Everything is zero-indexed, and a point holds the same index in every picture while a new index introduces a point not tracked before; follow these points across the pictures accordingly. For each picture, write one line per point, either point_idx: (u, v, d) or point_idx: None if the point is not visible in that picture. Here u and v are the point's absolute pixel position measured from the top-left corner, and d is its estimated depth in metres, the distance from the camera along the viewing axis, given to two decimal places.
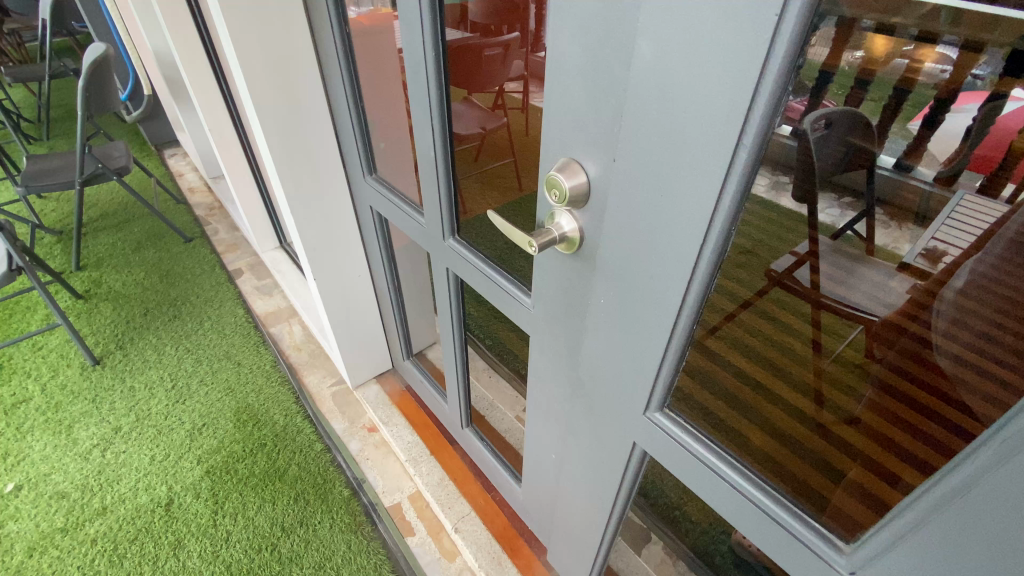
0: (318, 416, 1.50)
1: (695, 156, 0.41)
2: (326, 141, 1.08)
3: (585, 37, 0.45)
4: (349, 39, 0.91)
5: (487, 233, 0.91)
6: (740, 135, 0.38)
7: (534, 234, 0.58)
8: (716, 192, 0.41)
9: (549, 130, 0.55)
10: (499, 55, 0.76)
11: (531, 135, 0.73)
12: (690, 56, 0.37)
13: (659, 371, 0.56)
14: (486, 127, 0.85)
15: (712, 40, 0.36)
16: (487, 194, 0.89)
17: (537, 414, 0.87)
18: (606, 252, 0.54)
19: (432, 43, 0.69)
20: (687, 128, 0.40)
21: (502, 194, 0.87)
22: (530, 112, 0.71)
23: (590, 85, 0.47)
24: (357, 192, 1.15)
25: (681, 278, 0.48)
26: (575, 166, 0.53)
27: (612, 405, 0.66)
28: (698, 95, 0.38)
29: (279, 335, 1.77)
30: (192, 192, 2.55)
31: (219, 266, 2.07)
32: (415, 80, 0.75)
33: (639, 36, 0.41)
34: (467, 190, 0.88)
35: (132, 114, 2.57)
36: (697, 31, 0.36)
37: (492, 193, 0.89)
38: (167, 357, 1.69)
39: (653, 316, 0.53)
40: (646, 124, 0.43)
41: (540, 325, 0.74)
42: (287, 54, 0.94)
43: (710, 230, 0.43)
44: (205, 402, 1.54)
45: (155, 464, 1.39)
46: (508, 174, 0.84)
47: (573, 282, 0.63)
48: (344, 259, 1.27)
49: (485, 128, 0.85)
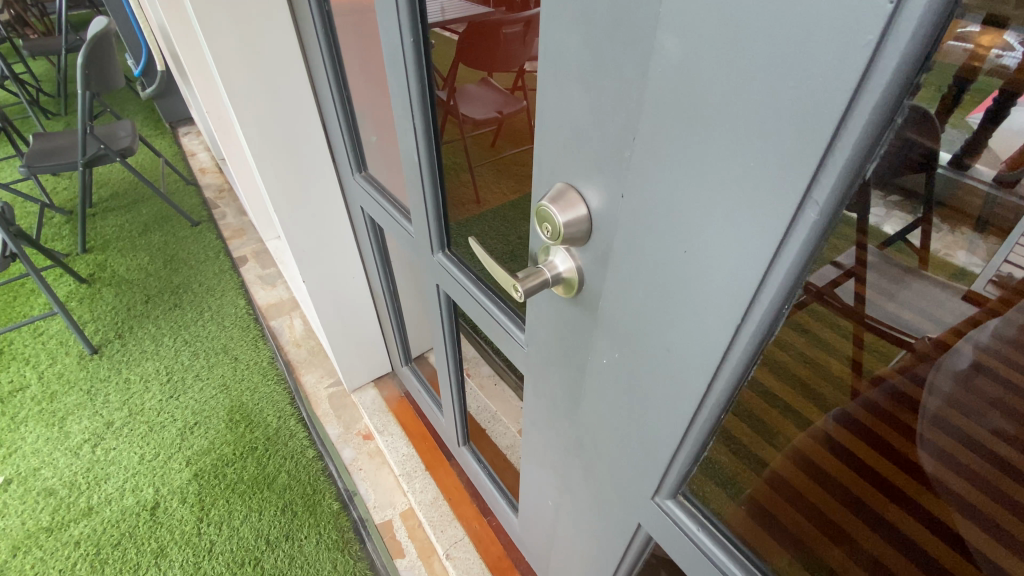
0: (312, 418, 1.42)
1: (733, 209, 0.28)
2: (313, 132, 0.98)
3: (587, 25, 0.33)
4: (330, 18, 0.80)
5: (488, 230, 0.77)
6: (809, 188, 0.25)
7: (522, 274, 0.46)
8: (765, 262, 0.29)
9: (542, 147, 0.43)
10: (518, 32, 0.59)
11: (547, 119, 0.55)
12: (734, 67, 0.25)
13: (674, 456, 0.45)
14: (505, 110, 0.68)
15: (772, 40, 0.23)
16: (502, 182, 0.70)
17: (530, 454, 0.76)
18: (610, 307, 0.42)
19: (410, 27, 0.57)
20: (726, 170, 0.28)
21: (517, 183, 0.68)
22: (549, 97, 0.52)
23: (594, 93, 0.35)
24: (348, 190, 1.05)
25: (709, 361, 0.36)
26: (572, 195, 0.41)
27: (614, 475, 0.55)
28: (745, 124, 0.26)
29: (279, 329, 1.69)
30: (202, 172, 2.50)
31: (224, 253, 2.01)
32: (396, 71, 0.63)
33: (660, 32, 0.28)
34: (480, 177, 0.74)
35: (145, 90, 2.51)
36: (750, 31, 0.23)
37: (507, 181, 0.70)
38: (165, 348, 1.64)
39: (669, 395, 0.41)
40: (666, 159, 0.31)
41: (534, 367, 0.62)
42: (261, 36, 0.84)
43: (752, 309, 0.31)
44: (200, 398, 1.48)
45: (144, 464, 1.34)
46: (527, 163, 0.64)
47: (571, 329, 0.51)
48: (338, 259, 1.17)
49: (503, 113, 0.68)
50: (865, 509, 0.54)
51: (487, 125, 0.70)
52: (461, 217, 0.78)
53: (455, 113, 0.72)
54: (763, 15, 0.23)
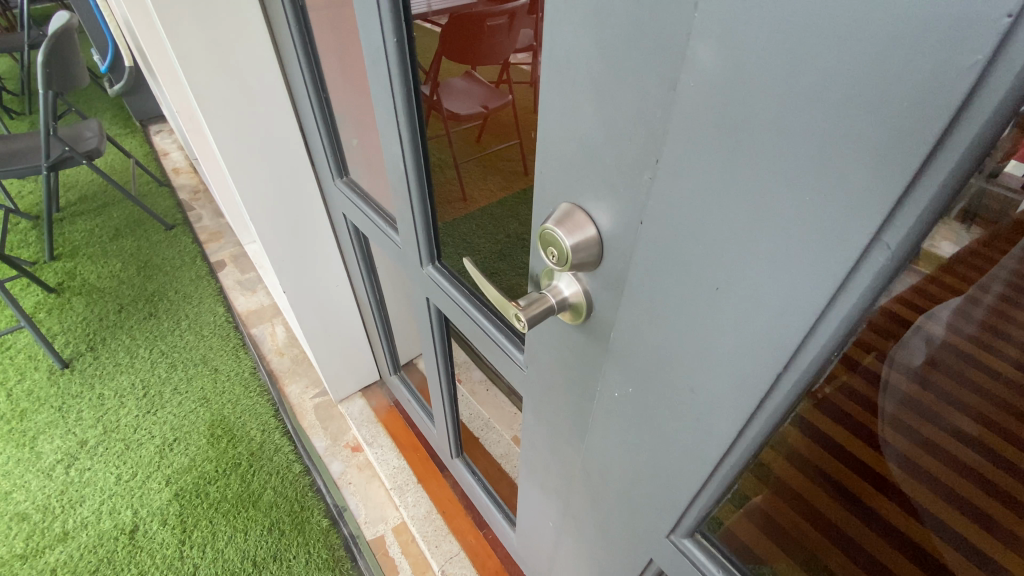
0: (298, 431, 1.37)
1: (781, 244, 0.25)
2: (289, 135, 0.92)
3: (601, 30, 0.28)
4: (303, 14, 0.75)
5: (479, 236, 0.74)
6: (881, 229, 0.21)
7: (523, 300, 0.42)
8: (819, 307, 0.25)
9: (544, 164, 0.38)
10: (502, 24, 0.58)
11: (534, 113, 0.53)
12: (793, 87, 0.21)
13: (697, 496, 0.41)
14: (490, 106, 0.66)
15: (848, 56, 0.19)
16: (489, 178, 0.68)
17: (529, 476, 0.72)
18: (626, 340, 0.39)
19: (392, 26, 0.52)
20: (775, 202, 0.24)
21: (505, 180, 0.66)
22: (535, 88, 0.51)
23: (608, 107, 0.30)
24: (329, 196, 1.00)
25: (742, 405, 0.32)
26: (579, 215, 0.37)
27: (625, 509, 0.51)
28: (803, 150, 0.22)
29: (260, 337, 1.63)
30: (176, 173, 2.40)
31: (200, 258, 1.93)
32: (376, 73, 0.58)
33: (693, 39, 0.24)
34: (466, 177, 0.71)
35: (112, 87, 2.40)
36: (817, 42, 0.20)
37: (495, 177, 0.68)
38: (141, 360, 1.56)
39: (692, 435, 0.38)
40: (699, 186, 0.27)
41: (535, 391, 0.58)
42: (229, 34, 0.78)
43: (799, 354, 0.28)
44: (178, 413, 1.42)
45: (121, 485, 1.28)
46: (514, 159, 0.63)
47: (577, 356, 0.47)
48: (321, 267, 1.12)
49: (487, 108, 0.66)
50: (853, 501, 0.46)
51: (472, 121, 0.68)
52: (450, 218, 0.74)
53: (438, 108, 0.66)
54: (832, 25, 0.19)
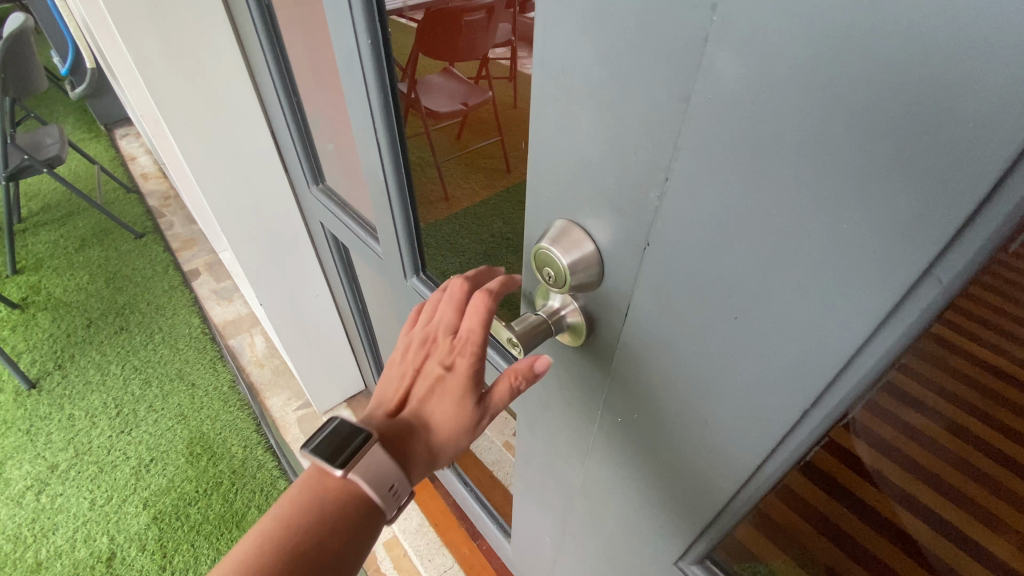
0: (282, 446, 1.33)
1: (813, 274, 0.23)
2: (260, 141, 0.87)
3: (601, 35, 0.25)
4: (270, 12, 0.70)
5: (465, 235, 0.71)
6: (934, 261, 0.19)
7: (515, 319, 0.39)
8: (856, 343, 0.23)
9: (537, 179, 0.35)
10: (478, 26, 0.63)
11: (520, 108, 0.55)
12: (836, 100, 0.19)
13: (710, 525, 0.39)
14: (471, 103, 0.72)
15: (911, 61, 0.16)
16: (471, 176, 0.71)
17: (526, 495, 0.69)
18: (633, 365, 0.36)
19: (366, 28, 0.48)
20: (806, 227, 0.22)
21: (487, 179, 0.69)
22: (518, 81, 0.53)
23: (609, 120, 0.27)
24: (305, 203, 0.95)
25: (764, 439, 0.30)
26: (576, 232, 0.34)
27: (631, 533, 0.49)
28: (842, 171, 0.20)
29: (238, 348, 1.57)
30: (144, 178, 2.31)
31: (172, 267, 1.85)
32: (349, 77, 0.55)
33: (711, 46, 0.21)
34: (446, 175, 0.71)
35: (74, 90, 2.29)
36: (863, 50, 0.17)
37: (477, 176, 0.70)
38: (112, 377, 1.50)
39: (707, 465, 0.35)
40: (720, 209, 0.25)
41: (530, 409, 0.56)
42: (189, 36, 0.73)
43: (829, 391, 0.25)
44: (154, 432, 1.36)
45: (95, 510, 1.22)
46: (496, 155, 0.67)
47: (576, 378, 0.44)
48: (299, 277, 1.08)
49: (468, 106, 0.72)
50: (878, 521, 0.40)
51: (453, 117, 0.73)
52: (437, 219, 0.70)
53: (417, 106, 0.64)
54: (881, 33, 0.17)
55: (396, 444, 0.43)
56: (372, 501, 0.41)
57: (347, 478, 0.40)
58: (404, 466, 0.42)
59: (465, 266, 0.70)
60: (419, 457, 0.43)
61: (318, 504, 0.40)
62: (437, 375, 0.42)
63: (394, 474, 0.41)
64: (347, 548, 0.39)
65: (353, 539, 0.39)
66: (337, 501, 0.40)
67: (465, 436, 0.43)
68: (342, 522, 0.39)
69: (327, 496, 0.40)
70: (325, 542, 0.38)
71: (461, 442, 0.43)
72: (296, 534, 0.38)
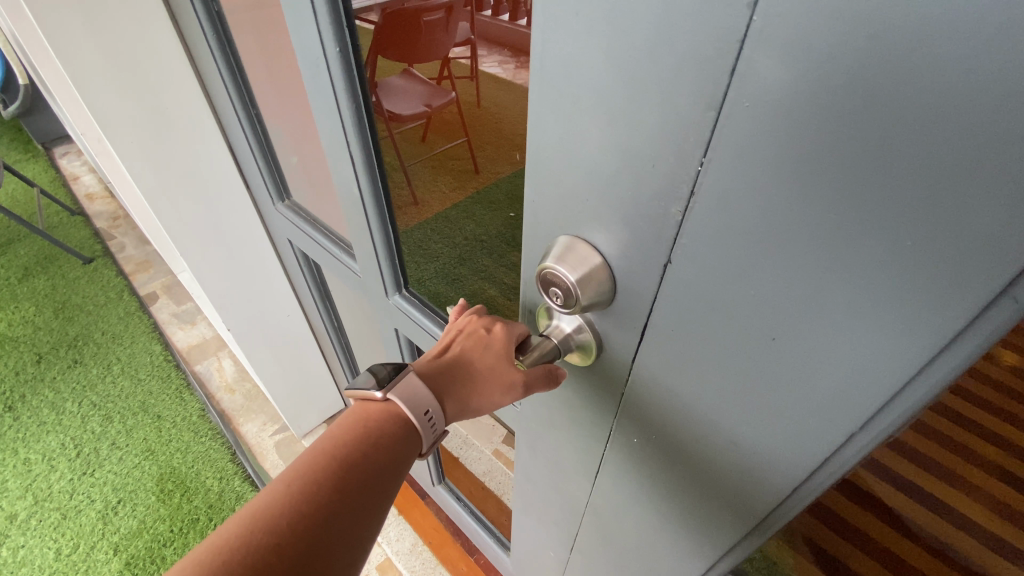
0: (261, 474, 1.27)
1: (866, 292, 0.21)
2: (218, 157, 0.82)
3: (614, 42, 0.23)
4: (222, 21, 0.66)
5: (446, 234, 0.69)
6: (1012, 281, 0.17)
7: (524, 354, 0.38)
8: (916, 364, 0.21)
9: (537, 198, 0.32)
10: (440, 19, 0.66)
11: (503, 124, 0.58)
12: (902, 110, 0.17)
13: (734, 546, 0.38)
14: (432, 104, 0.74)
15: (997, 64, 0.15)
16: (439, 181, 0.69)
17: (528, 512, 0.66)
18: (650, 385, 0.35)
19: (335, 36, 0.45)
20: (859, 241, 0.20)
21: (456, 180, 0.69)
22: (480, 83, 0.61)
23: (623, 135, 0.25)
24: (271, 221, 0.90)
25: (804, 462, 0.28)
26: (582, 247, 0.31)
27: (645, 550, 0.47)
28: (903, 184, 0.18)
29: (206, 374, 1.49)
30: (89, 199, 2.18)
31: (127, 292, 1.75)
32: (317, 89, 0.51)
33: (747, 52, 0.19)
34: (416, 178, 0.67)
35: (5, 108, 2.14)
36: (934, 54, 0.16)
37: (445, 177, 0.70)
38: (69, 416, 1.40)
39: (733, 486, 0.34)
40: (758, 227, 0.23)
41: (530, 429, 0.54)
42: (130, 49, 0.67)
43: (879, 416, 0.24)
44: (120, 471, 1.28)
45: (61, 561, 1.13)
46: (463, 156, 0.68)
47: (585, 399, 0.42)
48: (268, 298, 1.02)
49: (430, 106, 0.74)
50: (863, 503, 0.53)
51: (416, 120, 0.71)
52: (415, 224, 0.66)
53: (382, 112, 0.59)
54: (958, 33, 0.15)
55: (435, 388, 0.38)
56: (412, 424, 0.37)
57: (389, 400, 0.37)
58: (442, 400, 0.38)
59: (443, 271, 0.70)
60: (458, 399, 0.39)
61: (362, 425, 0.37)
62: (479, 333, 0.40)
63: (431, 400, 0.37)
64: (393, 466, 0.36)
65: (388, 463, 0.36)
66: (381, 423, 0.37)
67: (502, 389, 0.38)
68: (381, 449, 0.36)
69: (372, 417, 0.37)
70: (372, 458, 0.35)
71: (501, 390, 0.38)
72: (336, 452, 0.35)
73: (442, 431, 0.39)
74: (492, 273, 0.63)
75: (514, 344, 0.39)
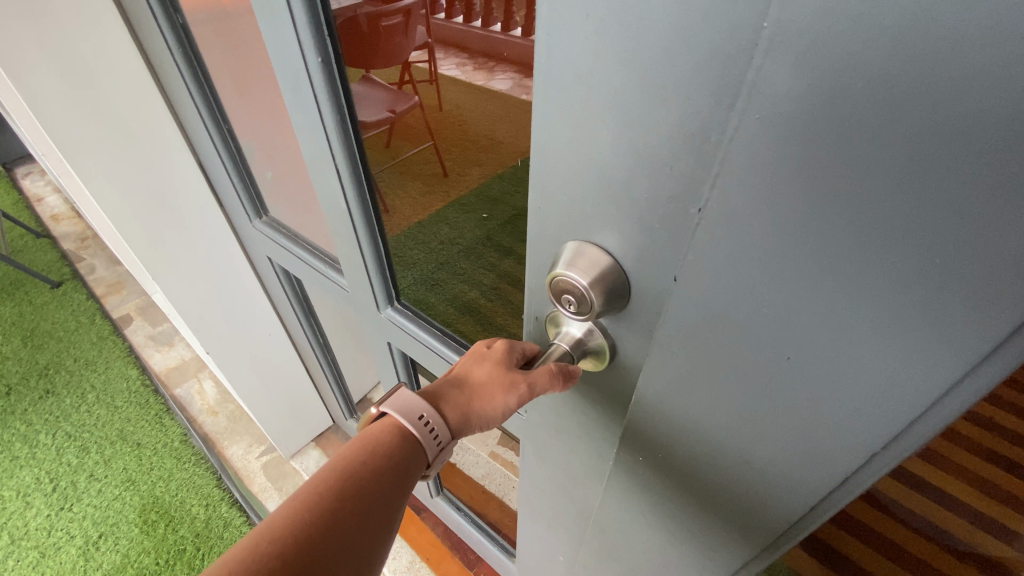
0: (248, 499, 1.23)
1: (898, 303, 0.20)
2: (187, 175, 0.78)
3: (629, 50, 0.22)
4: (185, 35, 0.63)
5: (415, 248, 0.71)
6: None
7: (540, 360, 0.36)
8: (951, 379, 0.20)
9: (544, 207, 0.31)
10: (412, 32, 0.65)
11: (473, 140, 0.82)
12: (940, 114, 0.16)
13: (748, 560, 0.37)
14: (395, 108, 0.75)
15: None
16: (411, 187, 0.73)
17: (534, 521, 0.64)
18: (660, 401, 0.33)
19: (317, 47, 0.43)
20: (887, 253, 0.19)
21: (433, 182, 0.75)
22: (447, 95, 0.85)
23: (636, 142, 0.24)
24: (249, 240, 0.87)
25: (827, 476, 0.27)
26: (592, 251, 0.30)
27: (658, 562, 0.46)
28: (938, 193, 0.17)
29: (186, 397, 1.44)
30: (55, 220, 2.10)
31: (99, 315, 1.68)
32: (296, 100, 0.49)
33: (760, 60, 0.18)
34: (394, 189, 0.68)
35: None
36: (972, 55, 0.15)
37: (416, 184, 0.74)
38: (43, 449, 1.34)
39: (750, 501, 0.33)
40: (780, 237, 0.22)
41: (536, 440, 0.52)
42: (87, 65, 0.64)
43: (910, 430, 0.23)
44: (100, 504, 1.22)
45: None
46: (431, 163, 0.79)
47: (595, 409, 0.41)
48: (246, 321, 0.99)
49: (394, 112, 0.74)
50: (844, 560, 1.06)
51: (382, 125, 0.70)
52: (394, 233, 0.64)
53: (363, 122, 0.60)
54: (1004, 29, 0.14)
55: (433, 397, 0.37)
56: (410, 434, 0.35)
57: (386, 414, 0.36)
58: (441, 407, 0.36)
59: (421, 276, 0.70)
60: (455, 405, 0.36)
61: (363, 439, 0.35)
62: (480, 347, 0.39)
63: (425, 403, 0.35)
64: (396, 481, 0.34)
65: (398, 476, 0.34)
66: (379, 435, 0.35)
67: (501, 388, 0.36)
68: (385, 461, 0.34)
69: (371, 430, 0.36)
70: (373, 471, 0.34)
71: (500, 389, 0.36)
72: (345, 463, 0.33)
73: (444, 441, 0.36)
74: (472, 275, 0.72)
75: (517, 357, 0.37)
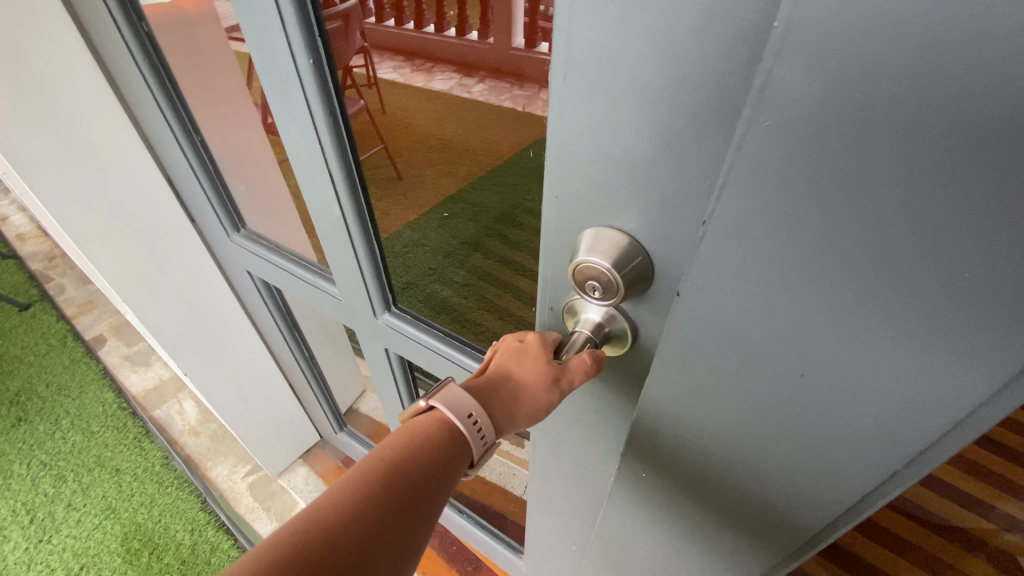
0: (235, 521, 1.18)
1: (944, 298, 0.19)
2: (155, 191, 0.75)
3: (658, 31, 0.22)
4: (147, 44, 0.60)
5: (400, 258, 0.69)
6: None
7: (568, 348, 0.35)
8: (998, 378, 0.20)
9: (559, 199, 0.30)
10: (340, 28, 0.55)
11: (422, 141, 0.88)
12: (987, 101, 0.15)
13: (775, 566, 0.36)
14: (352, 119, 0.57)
15: None
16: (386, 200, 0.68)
17: (542, 516, 0.64)
18: (678, 402, 0.32)
19: (306, 50, 0.42)
20: (915, 248, 0.19)
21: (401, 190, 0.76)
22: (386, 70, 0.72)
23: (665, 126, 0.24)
24: (226, 255, 0.84)
25: (846, 473, 0.27)
26: (613, 234, 0.29)
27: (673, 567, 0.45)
28: (987, 186, 0.16)
29: (166, 419, 1.38)
30: (21, 240, 2.02)
31: (71, 338, 1.62)
32: (284, 108, 0.47)
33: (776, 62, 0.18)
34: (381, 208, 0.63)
35: None
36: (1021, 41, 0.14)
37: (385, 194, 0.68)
38: (16, 480, 1.27)
39: (778, 504, 0.32)
40: (815, 233, 0.21)
41: (549, 438, 0.51)
42: (45, 79, 0.61)
43: (952, 428, 0.22)
44: (80, 534, 1.17)
45: None
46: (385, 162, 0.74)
47: (612, 398, 0.41)
48: (226, 337, 0.96)
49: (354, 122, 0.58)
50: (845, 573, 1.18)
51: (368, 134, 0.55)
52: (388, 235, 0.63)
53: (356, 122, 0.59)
54: None
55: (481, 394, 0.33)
56: (458, 435, 0.32)
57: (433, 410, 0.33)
58: (490, 407, 0.33)
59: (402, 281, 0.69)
60: (503, 405, 0.33)
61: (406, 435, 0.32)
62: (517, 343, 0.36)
63: (475, 402, 0.32)
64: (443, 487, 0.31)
65: (443, 480, 0.31)
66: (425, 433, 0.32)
67: (548, 389, 0.34)
68: (432, 464, 0.31)
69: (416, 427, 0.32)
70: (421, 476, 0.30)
71: (546, 389, 0.33)
72: (391, 454, 0.30)
73: (491, 442, 0.33)
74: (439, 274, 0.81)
75: (553, 349, 0.35)
